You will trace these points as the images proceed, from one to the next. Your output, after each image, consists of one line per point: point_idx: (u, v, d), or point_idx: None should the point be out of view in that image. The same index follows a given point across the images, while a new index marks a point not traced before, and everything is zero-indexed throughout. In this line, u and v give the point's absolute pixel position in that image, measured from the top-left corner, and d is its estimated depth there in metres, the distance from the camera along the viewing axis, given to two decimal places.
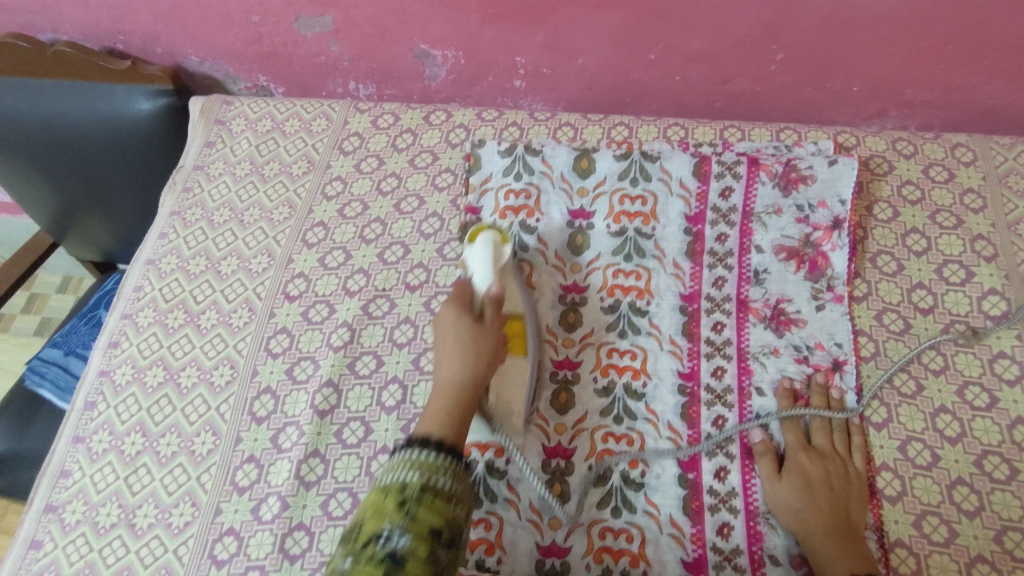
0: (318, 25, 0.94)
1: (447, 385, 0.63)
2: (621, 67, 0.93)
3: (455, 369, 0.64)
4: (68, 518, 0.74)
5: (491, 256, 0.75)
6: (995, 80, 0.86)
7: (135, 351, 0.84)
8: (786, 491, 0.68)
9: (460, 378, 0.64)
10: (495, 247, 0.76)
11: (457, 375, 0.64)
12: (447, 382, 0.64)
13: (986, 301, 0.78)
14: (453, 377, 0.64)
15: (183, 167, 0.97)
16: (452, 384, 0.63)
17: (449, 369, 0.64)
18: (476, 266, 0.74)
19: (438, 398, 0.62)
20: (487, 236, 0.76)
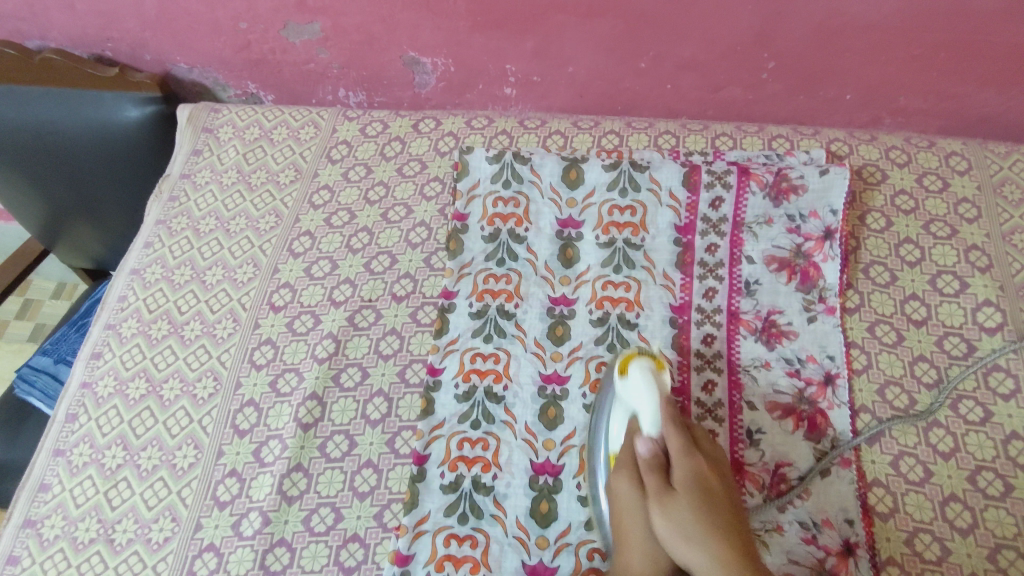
0: (306, 33, 0.94)
1: (684, 522, 0.60)
2: (612, 75, 0.92)
3: (684, 473, 0.62)
4: (46, 533, 0.73)
5: (658, 389, 0.66)
6: (989, 88, 0.85)
7: (117, 362, 0.83)
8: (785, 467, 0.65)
9: (688, 505, 0.61)
10: (656, 376, 0.67)
11: (690, 482, 0.62)
12: (682, 482, 0.62)
13: (981, 313, 0.77)
14: (686, 473, 0.62)
15: (170, 176, 0.97)
16: (689, 507, 0.60)
17: (673, 494, 0.62)
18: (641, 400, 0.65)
19: (687, 512, 0.60)
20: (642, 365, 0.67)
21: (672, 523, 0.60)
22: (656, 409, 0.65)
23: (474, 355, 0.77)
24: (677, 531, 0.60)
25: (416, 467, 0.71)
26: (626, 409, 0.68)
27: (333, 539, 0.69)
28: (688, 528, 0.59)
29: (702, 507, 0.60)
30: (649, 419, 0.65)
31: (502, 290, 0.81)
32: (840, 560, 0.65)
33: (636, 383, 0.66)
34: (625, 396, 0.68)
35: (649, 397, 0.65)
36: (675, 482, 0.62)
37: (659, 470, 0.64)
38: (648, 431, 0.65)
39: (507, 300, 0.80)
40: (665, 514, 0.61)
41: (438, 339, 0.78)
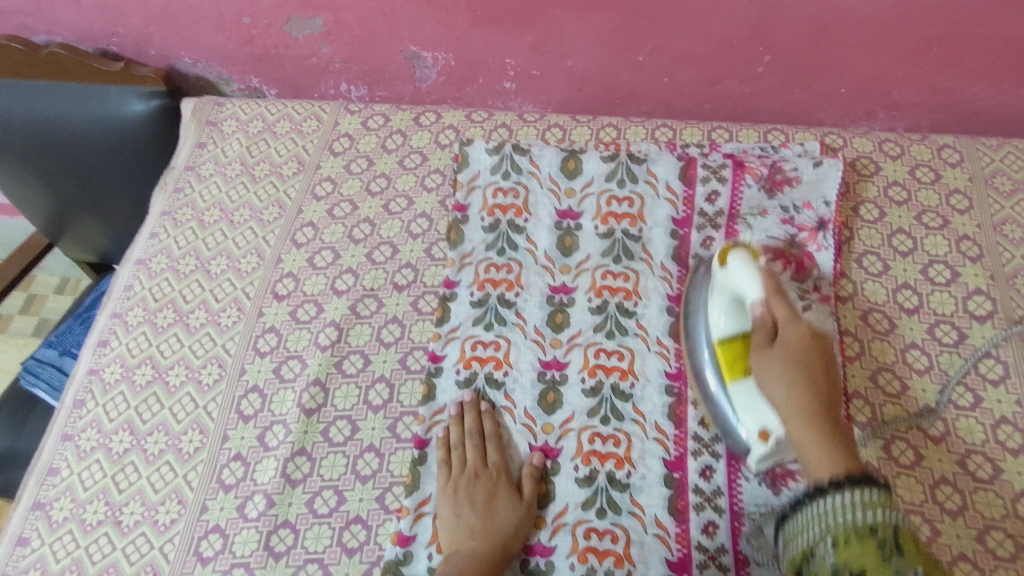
0: (309, 28, 0.95)
1: (782, 377, 0.57)
2: (610, 69, 0.93)
3: (788, 337, 0.60)
4: (55, 515, 0.74)
5: (755, 274, 0.66)
6: (980, 81, 0.86)
7: (124, 349, 0.84)
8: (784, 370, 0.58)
9: (794, 364, 0.57)
10: (755, 263, 0.67)
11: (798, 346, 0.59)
12: (793, 354, 0.58)
13: (971, 301, 0.78)
14: (792, 343, 0.59)
15: (175, 167, 0.98)
16: (789, 368, 0.57)
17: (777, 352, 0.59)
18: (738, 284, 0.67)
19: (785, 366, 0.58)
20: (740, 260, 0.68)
21: (774, 382, 0.58)
22: (756, 350, 0.62)
23: (475, 343, 0.79)
24: (776, 385, 0.58)
25: (417, 451, 0.74)
26: (729, 294, 0.69)
27: (336, 521, 0.70)
28: (785, 395, 0.57)
29: (801, 374, 0.57)
30: (754, 288, 0.65)
31: (503, 280, 0.82)
32: None
33: (733, 271, 0.68)
34: (726, 282, 0.69)
35: (750, 281, 0.66)
36: (780, 345, 0.60)
37: (767, 333, 0.62)
38: (753, 297, 0.65)
39: (507, 289, 0.82)
40: (767, 374, 0.59)
41: (439, 327, 0.80)
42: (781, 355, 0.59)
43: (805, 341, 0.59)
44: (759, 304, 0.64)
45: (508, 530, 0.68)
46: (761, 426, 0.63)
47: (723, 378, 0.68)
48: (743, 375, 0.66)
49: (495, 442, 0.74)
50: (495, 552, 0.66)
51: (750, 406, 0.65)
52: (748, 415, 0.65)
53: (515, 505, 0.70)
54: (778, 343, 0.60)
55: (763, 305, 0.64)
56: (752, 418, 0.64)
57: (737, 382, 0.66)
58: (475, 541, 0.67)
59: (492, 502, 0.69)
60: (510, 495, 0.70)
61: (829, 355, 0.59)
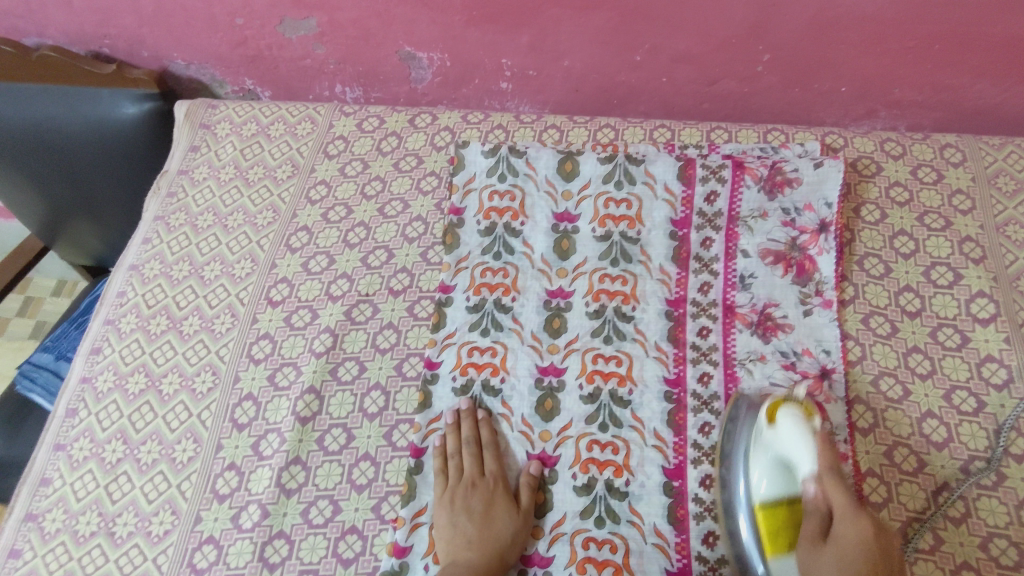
0: (302, 28, 0.94)
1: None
2: (607, 69, 0.92)
3: (843, 533, 0.58)
4: (48, 526, 0.73)
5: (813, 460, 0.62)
6: (983, 80, 0.85)
7: (117, 357, 0.83)
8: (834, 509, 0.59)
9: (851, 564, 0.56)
10: (810, 423, 0.64)
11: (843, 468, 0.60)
12: (843, 551, 0.57)
13: (974, 304, 0.77)
14: (829, 441, 0.61)
15: (168, 171, 0.97)
16: (841, 565, 0.57)
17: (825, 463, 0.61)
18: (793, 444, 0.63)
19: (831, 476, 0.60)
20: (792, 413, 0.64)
21: (824, 573, 0.57)
22: (815, 457, 0.62)
23: (471, 349, 0.78)
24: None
25: (413, 460, 0.73)
26: (777, 459, 0.65)
27: (331, 531, 0.69)
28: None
29: (852, 568, 0.56)
30: (807, 465, 0.62)
31: (499, 284, 0.81)
32: None
33: (784, 436, 0.64)
34: (778, 451, 0.64)
35: (806, 450, 0.62)
36: (832, 543, 0.59)
37: (819, 524, 0.61)
38: (805, 473, 0.62)
39: (504, 294, 0.81)
40: (813, 571, 0.58)
41: (436, 332, 0.79)
42: (835, 543, 0.58)
43: (863, 545, 0.57)
44: (812, 483, 0.62)
45: (505, 540, 0.67)
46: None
47: (761, 548, 0.64)
48: (786, 551, 0.62)
49: (492, 450, 0.73)
50: (492, 563, 0.65)
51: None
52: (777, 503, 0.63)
53: (512, 513, 0.69)
54: (830, 539, 0.59)
55: (816, 485, 0.61)
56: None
57: (777, 559, 0.62)
58: (472, 551, 0.66)
59: (489, 512, 0.68)
60: (507, 504, 0.69)
61: (884, 552, 0.57)
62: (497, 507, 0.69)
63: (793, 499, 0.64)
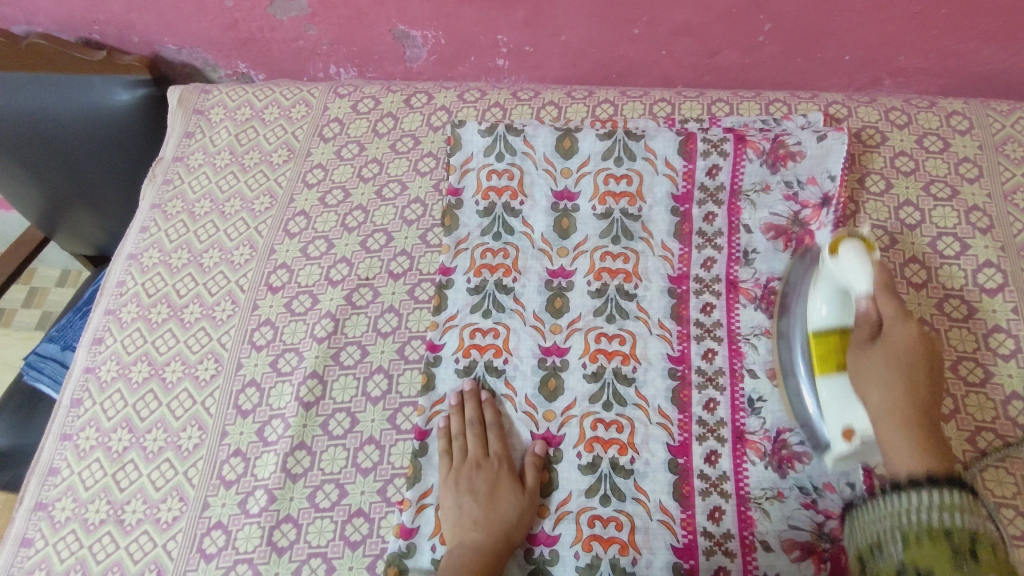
0: (293, 9, 0.92)
1: (886, 382, 0.54)
2: (605, 43, 0.90)
3: (898, 335, 0.55)
4: (57, 515, 0.74)
5: (867, 268, 0.59)
6: (990, 45, 0.83)
7: (119, 347, 0.83)
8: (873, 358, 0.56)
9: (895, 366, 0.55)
10: (871, 255, 0.60)
11: (903, 343, 0.55)
12: (895, 353, 0.55)
13: (982, 274, 0.76)
14: (899, 336, 0.55)
15: (163, 159, 0.96)
16: (891, 374, 0.54)
17: (876, 348, 0.56)
18: (851, 277, 0.59)
19: (883, 365, 0.55)
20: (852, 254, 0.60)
21: (871, 381, 0.56)
22: (872, 278, 0.58)
23: (473, 331, 0.77)
24: (873, 385, 0.55)
25: (417, 442, 0.73)
26: (834, 287, 0.63)
27: (338, 514, 0.70)
28: (882, 394, 0.54)
29: (902, 371, 0.54)
30: (861, 281, 0.59)
31: (500, 265, 0.81)
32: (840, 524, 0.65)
33: (842, 262, 0.60)
34: (834, 274, 0.62)
35: (863, 277, 0.59)
36: (887, 339, 0.56)
37: (869, 330, 0.57)
38: (860, 291, 0.59)
39: (504, 275, 0.80)
40: (863, 370, 0.57)
41: (437, 315, 0.78)
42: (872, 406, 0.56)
43: (918, 345, 0.55)
44: (865, 298, 0.58)
45: (511, 520, 0.67)
46: (844, 423, 0.61)
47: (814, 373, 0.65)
48: (835, 369, 0.63)
49: (496, 429, 0.73)
50: (498, 543, 0.65)
51: (838, 401, 0.62)
52: (834, 410, 0.62)
53: (517, 493, 0.69)
54: (881, 339, 0.56)
55: (869, 300, 0.58)
56: (838, 412, 0.62)
57: (828, 376, 0.63)
58: (478, 532, 0.66)
59: (495, 492, 0.69)
60: (512, 484, 0.69)
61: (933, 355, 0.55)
62: (502, 488, 0.69)
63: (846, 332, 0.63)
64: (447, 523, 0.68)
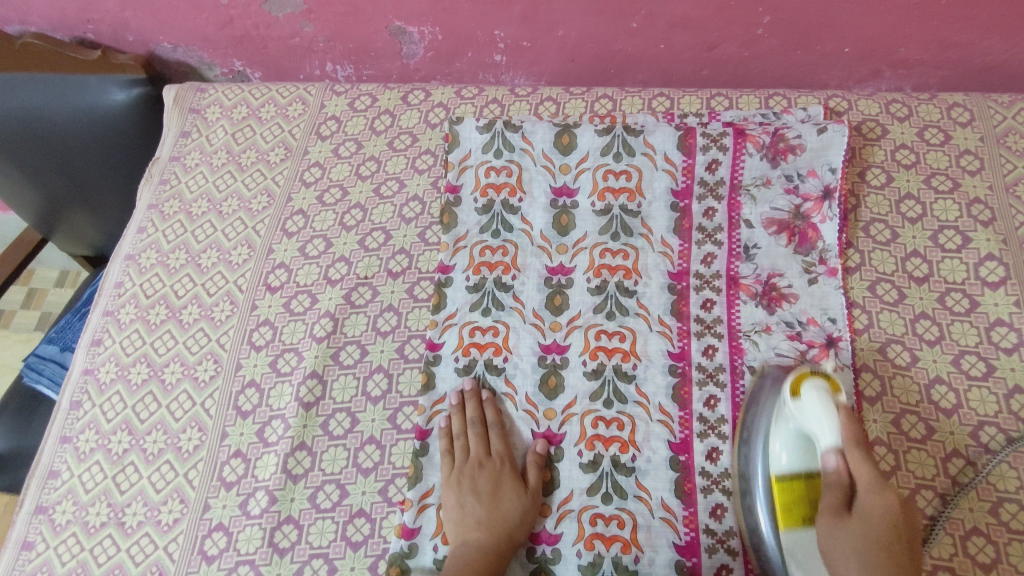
0: (288, 6, 0.91)
1: (862, 557, 0.53)
2: (603, 37, 0.89)
3: (869, 501, 0.56)
4: (58, 518, 0.74)
5: (831, 405, 0.60)
6: (991, 35, 0.82)
7: (118, 348, 0.83)
8: (846, 533, 0.55)
9: (872, 542, 0.54)
10: (834, 398, 0.61)
11: (878, 517, 0.55)
12: (870, 526, 0.55)
13: (984, 268, 0.76)
14: (872, 507, 0.56)
15: (159, 158, 0.96)
16: (868, 541, 0.54)
17: (851, 522, 0.56)
18: (815, 421, 0.60)
19: (858, 539, 0.54)
20: (817, 388, 0.61)
21: (841, 527, 0.56)
22: (838, 431, 0.59)
23: (473, 329, 0.77)
24: (845, 549, 0.55)
25: (418, 442, 0.72)
26: (797, 429, 0.62)
27: (339, 515, 0.70)
28: (859, 534, 0.55)
29: (877, 548, 0.54)
30: (827, 435, 0.59)
31: (499, 263, 0.80)
32: None
33: (808, 407, 0.61)
34: (797, 419, 0.62)
35: (827, 421, 0.60)
36: (856, 512, 0.56)
37: (840, 497, 0.58)
38: (827, 444, 0.59)
39: (504, 272, 0.80)
40: (833, 534, 0.56)
41: (436, 313, 0.78)
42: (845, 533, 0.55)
43: (889, 514, 0.55)
44: (832, 454, 0.59)
45: (513, 520, 0.67)
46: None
47: (773, 518, 0.62)
48: (802, 526, 0.61)
49: (498, 430, 0.73)
50: (500, 544, 0.65)
51: (806, 561, 0.60)
52: (800, 570, 0.59)
53: (520, 493, 0.69)
54: (855, 512, 0.56)
55: (837, 456, 0.59)
56: (804, 568, 0.59)
57: (792, 531, 0.61)
58: (481, 532, 0.66)
59: (497, 492, 0.68)
60: (515, 484, 0.69)
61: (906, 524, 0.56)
62: (506, 489, 0.69)
63: (813, 475, 0.62)
64: (450, 523, 0.68)
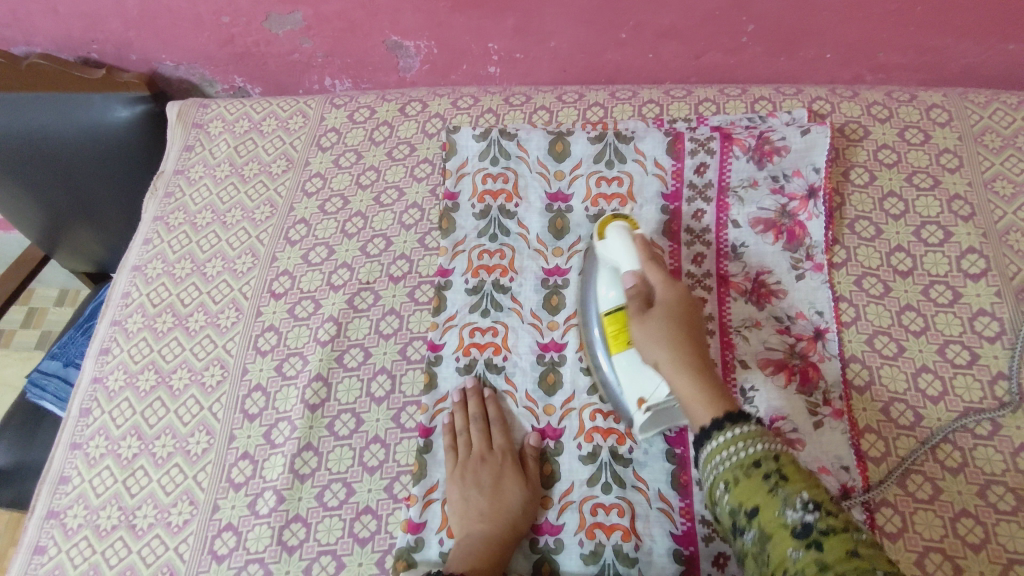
0: (288, 23, 0.94)
1: (664, 330, 0.64)
2: (593, 48, 0.93)
3: (666, 299, 0.67)
4: (69, 522, 0.75)
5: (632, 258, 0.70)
6: (965, 39, 0.86)
7: (126, 356, 0.85)
8: (652, 322, 0.65)
9: (667, 325, 0.65)
10: (632, 235, 0.71)
11: (675, 302, 0.67)
12: (670, 310, 0.66)
13: (965, 260, 0.79)
14: (669, 299, 0.67)
15: (164, 172, 0.98)
16: (666, 330, 0.64)
17: (655, 315, 0.66)
18: (619, 254, 0.70)
19: (661, 323, 0.65)
20: (619, 227, 0.72)
21: (648, 341, 0.65)
22: (635, 254, 0.69)
23: (473, 330, 0.79)
24: (656, 344, 0.64)
25: (422, 439, 0.74)
26: (609, 269, 0.72)
27: (346, 512, 0.71)
28: (668, 357, 0.64)
29: (677, 330, 0.65)
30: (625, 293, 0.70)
31: (497, 265, 0.83)
32: None
33: (610, 242, 0.71)
34: (606, 254, 0.72)
35: (627, 254, 0.70)
36: (657, 304, 0.67)
37: (643, 300, 0.67)
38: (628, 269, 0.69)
39: (501, 275, 0.82)
40: (646, 336, 0.65)
41: (436, 315, 0.80)
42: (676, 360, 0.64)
43: (682, 302, 0.67)
44: (633, 274, 0.69)
45: (515, 511, 0.69)
46: (639, 394, 0.68)
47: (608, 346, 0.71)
48: (627, 345, 0.69)
49: (498, 423, 0.75)
50: (504, 534, 0.67)
51: (633, 372, 0.68)
52: (631, 380, 0.68)
53: (521, 484, 0.70)
54: (657, 304, 0.67)
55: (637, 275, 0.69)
56: (633, 386, 0.68)
57: (620, 351, 0.69)
58: (484, 523, 0.68)
59: (498, 484, 0.70)
60: (515, 476, 0.71)
61: (696, 312, 0.68)
62: (508, 481, 0.70)
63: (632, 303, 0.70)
64: (454, 517, 0.69)
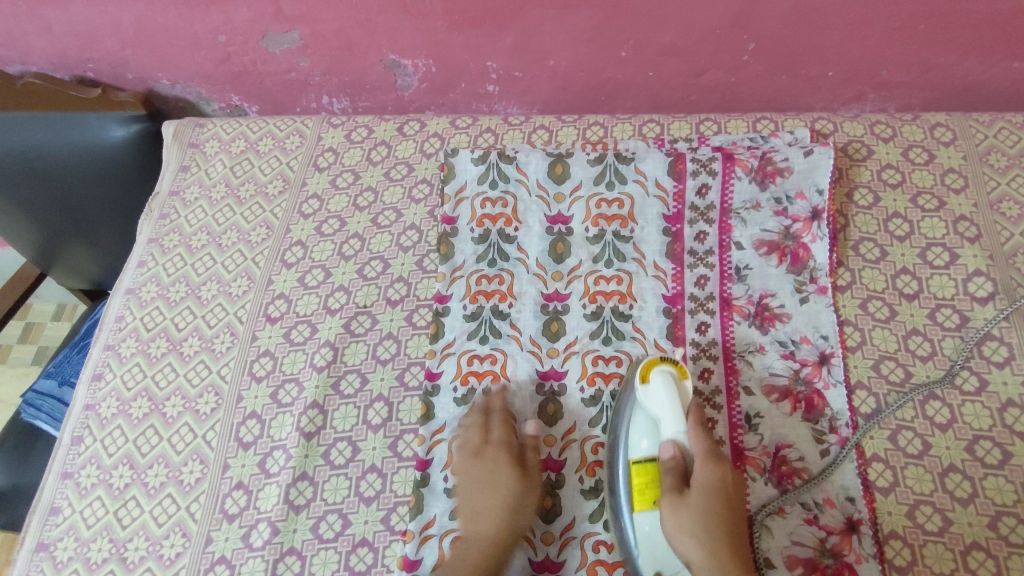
0: (285, 42, 0.93)
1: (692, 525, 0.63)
2: (593, 66, 0.92)
3: (701, 482, 0.64)
4: (60, 555, 0.74)
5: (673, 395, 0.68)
6: (969, 57, 0.85)
7: (119, 382, 0.83)
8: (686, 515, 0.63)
9: (707, 503, 0.63)
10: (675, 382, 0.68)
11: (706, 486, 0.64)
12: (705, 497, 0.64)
13: (972, 283, 0.77)
14: (704, 480, 0.64)
15: (159, 193, 0.97)
16: (702, 518, 0.63)
17: (688, 501, 0.64)
18: (658, 405, 0.67)
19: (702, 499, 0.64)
20: (666, 371, 0.69)
21: (689, 532, 0.62)
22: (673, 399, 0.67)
23: (471, 358, 0.78)
24: (688, 540, 0.62)
25: (419, 472, 0.72)
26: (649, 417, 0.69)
27: (342, 545, 0.70)
28: (700, 553, 0.61)
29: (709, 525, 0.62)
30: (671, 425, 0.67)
31: (496, 291, 0.81)
32: (842, 539, 0.66)
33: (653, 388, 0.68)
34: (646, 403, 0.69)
35: (666, 402, 0.67)
36: (692, 494, 0.64)
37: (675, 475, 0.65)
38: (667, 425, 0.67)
39: (501, 300, 0.81)
40: (679, 524, 0.63)
41: (434, 342, 0.79)
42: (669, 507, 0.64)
43: (722, 487, 0.64)
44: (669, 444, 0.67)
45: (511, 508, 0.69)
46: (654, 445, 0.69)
47: (631, 498, 0.67)
48: (652, 503, 0.66)
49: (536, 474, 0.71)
50: (499, 528, 0.67)
51: (651, 544, 0.64)
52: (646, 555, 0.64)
53: (517, 484, 0.69)
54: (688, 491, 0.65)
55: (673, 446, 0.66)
56: (652, 556, 0.64)
57: (644, 509, 0.65)
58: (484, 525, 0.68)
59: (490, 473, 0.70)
60: (511, 472, 0.70)
61: (725, 508, 0.64)
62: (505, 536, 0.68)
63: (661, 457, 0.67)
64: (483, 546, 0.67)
